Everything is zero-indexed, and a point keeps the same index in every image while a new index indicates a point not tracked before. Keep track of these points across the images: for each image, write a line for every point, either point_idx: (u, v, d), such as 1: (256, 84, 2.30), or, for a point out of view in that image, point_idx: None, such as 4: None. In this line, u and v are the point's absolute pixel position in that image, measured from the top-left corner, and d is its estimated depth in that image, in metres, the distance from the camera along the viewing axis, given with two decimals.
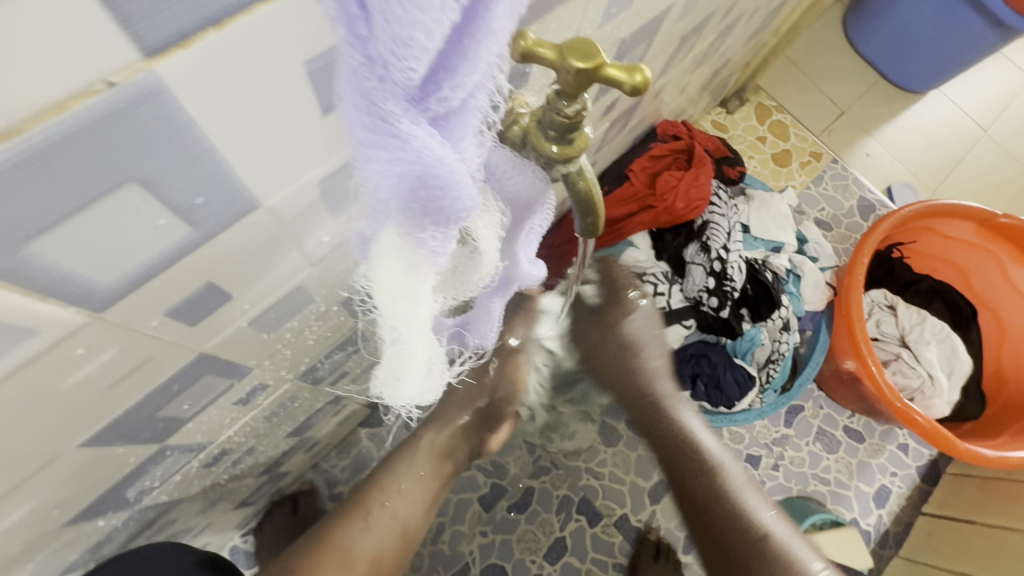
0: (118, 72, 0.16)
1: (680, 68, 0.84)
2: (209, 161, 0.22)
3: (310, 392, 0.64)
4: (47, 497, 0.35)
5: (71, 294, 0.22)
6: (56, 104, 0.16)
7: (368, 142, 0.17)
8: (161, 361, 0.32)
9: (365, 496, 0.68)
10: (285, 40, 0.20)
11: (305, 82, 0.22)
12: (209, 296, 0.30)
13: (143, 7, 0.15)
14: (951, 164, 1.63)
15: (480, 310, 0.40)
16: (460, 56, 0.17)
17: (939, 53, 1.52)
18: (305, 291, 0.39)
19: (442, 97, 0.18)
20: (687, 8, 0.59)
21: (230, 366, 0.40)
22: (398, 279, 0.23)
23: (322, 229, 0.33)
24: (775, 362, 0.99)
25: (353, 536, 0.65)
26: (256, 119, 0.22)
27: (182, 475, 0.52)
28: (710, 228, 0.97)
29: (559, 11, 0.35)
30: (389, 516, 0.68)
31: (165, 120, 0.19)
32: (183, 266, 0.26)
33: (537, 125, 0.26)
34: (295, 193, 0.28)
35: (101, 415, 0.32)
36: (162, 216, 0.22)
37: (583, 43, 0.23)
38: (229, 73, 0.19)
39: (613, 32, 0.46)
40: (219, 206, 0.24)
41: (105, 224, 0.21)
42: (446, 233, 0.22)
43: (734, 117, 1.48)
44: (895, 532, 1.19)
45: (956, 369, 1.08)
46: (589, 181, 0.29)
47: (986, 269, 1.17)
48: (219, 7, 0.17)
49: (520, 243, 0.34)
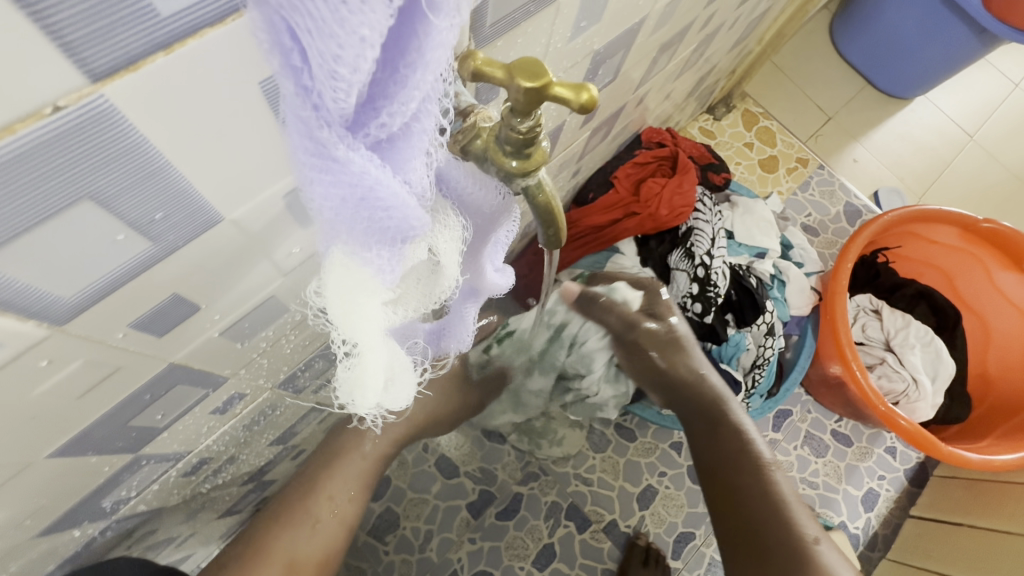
0: (66, 96, 0.17)
1: (663, 76, 0.85)
2: (166, 179, 0.22)
3: (291, 401, 0.64)
4: (17, 507, 0.35)
5: (30, 307, 0.23)
6: (3, 127, 0.16)
7: (308, 165, 0.18)
8: (129, 372, 0.32)
9: (301, 496, 0.58)
10: (237, 62, 0.20)
11: (260, 101, 0.23)
12: (177, 308, 0.31)
13: (87, 33, 0.16)
14: (937, 169, 1.65)
15: (454, 315, 0.41)
16: (397, 85, 0.18)
17: (923, 60, 1.54)
18: (278, 301, 0.40)
19: (382, 123, 0.18)
20: (663, 19, 0.60)
21: (205, 375, 0.41)
22: (348, 295, 0.23)
23: (291, 241, 0.34)
24: (760, 367, 0.99)
25: (299, 542, 0.56)
26: (212, 137, 0.22)
27: (160, 484, 0.52)
28: (694, 234, 0.98)
29: (525, 26, 0.36)
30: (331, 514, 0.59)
31: (117, 140, 0.19)
32: (147, 278, 0.27)
33: (494, 140, 0.27)
34: (259, 206, 0.29)
35: (69, 426, 0.32)
36: (120, 232, 0.23)
37: (533, 63, 0.23)
38: (180, 94, 0.20)
39: (585, 44, 0.47)
40: (179, 221, 0.25)
41: (62, 240, 0.21)
42: (394, 253, 0.22)
43: (721, 124, 1.49)
44: (883, 535, 1.20)
45: (941, 373, 1.09)
46: (549, 194, 0.30)
47: (970, 273, 1.18)
48: (165, 31, 0.18)
49: (485, 254, 0.35)
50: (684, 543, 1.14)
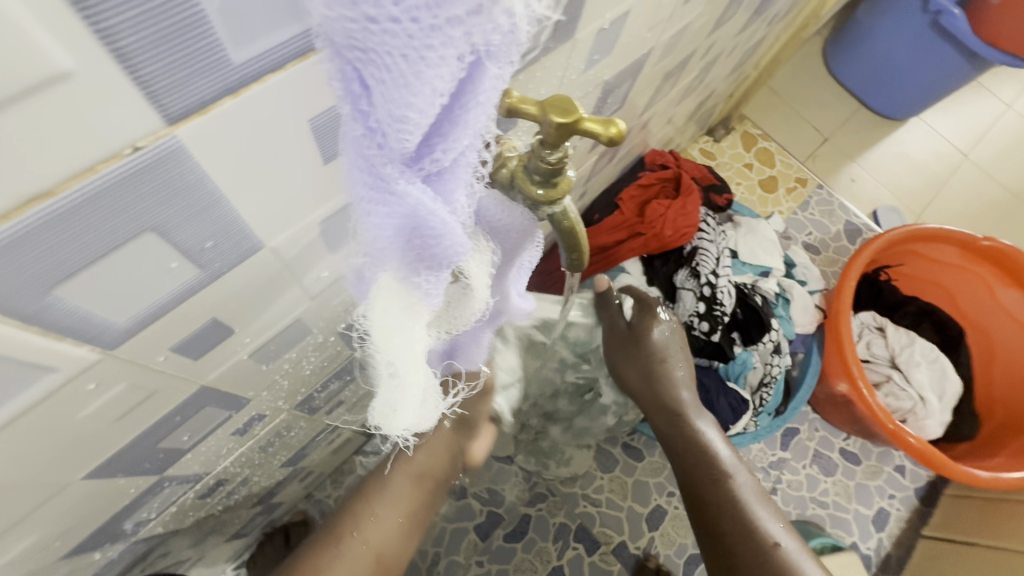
0: (143, 138, 0.18)
1: (666, 101, 0.87)
2: (220, 210, 0.24)
3: (305, 421, 0.64)
4: (45, 530, 0.35)
5: (88, 334, 0.24)
6: (87, 167, 0.17)
7: (367, 198, 0.19)
8: (164, 395, 0.33)
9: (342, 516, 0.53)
10: (294, 103, 0.22)
11: (309, 137, 0.24)
12: (213, 331, 0.32)
13: (169, 83, 0.17)
14: (933, 188, 1.68)
15: (470, 339, 0.42)
16: (452, 125, 0.19)
17: (917, 83, 1.57)
18: (303, 323, 0.41)
19: (436, 158, 0.20)
20: (668, 49, 0.63)
21: (230, 397, 0.41)
22: (395, 318, 0.25)
23: (321, 265, 0.35)
24: (768, 385, 0.99)
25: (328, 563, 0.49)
26: (263, 170, 0.24)
27: (178, 506, 0.52)
28: (698, 253, 0.99)
29: (544, 61, 0.38)
30: (361, 547, 0.50)
31: (183, 176, 0.21)
32: (191, 303, 0.28)
33: (523, 170, 0.28)
34: (297, 232, 0.30)
35: (103, 449, 0.33)
36: (174, 260, 0.24)
37: (564, 101, 0.25)
38: (240, 134, 0.21)
39: (596, 75, 0.49)
40: (226, 248, 0.26)
41: (123, 270, 0.22)
42: (439, 276, 0.24)
43: (721, 145, 1.53)
44: (896, 556, 1.18)
45: (948, 390, 1.09)
46: (573, 221, 0.31)
47: (974, 290, 1.18)
48: (235, 78, 0.19)
49: (509, 278, 0.36)
50: (694, 564, 1.13)
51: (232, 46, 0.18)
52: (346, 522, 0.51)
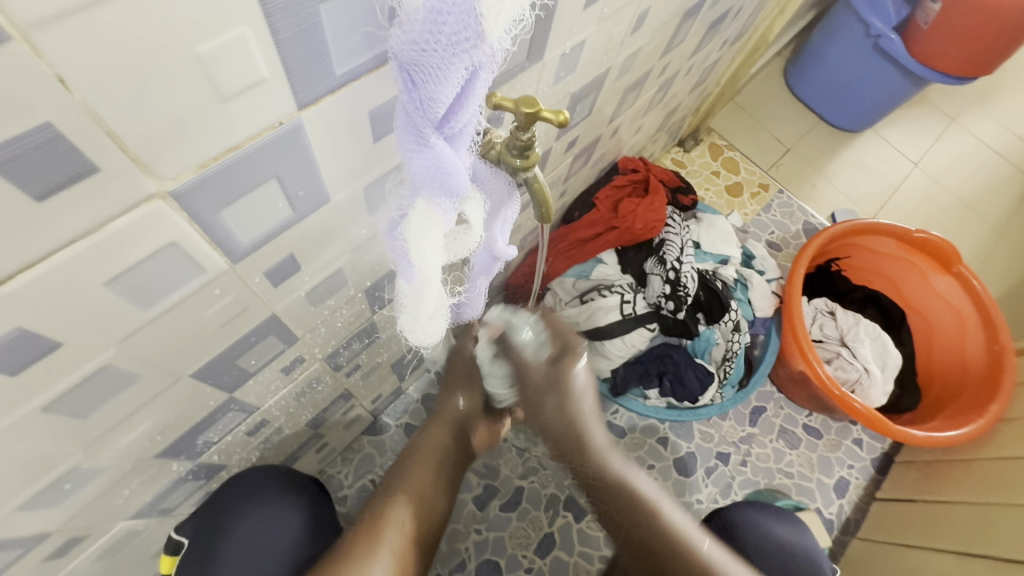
0: (285, 116, 0.32)
1: (632, 112, 1.02)
2: (313, 169, 0.37)
3: (331, 378, 0.77)
4: (157, 421, 0.48)
5: (227, 248, 0.37)
6: (256, 132, 0.31)
7: (412, 148, 0.32)
8: (251, 313, 0.46)
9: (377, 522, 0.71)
10: (364, 99, 0.35)
11: (368, 123, 0.38)
12: (289, 265, 0.45)
13: (305, 84, 0.31)
14: (886, 193, 1.85)
15: (471, 287, 0.56)
16: (460, 106, 0.32)
17: (865, 99, 1.76)
18: (343, 273, 0.54)
19: (452, 125, 0.33)
20: (625, 69, 0.78)
21: (286, 331, 0.54)
22: (422, 232, 0.37)
23: (361, 223, 0.49)
24: (730, 360, 1.13)
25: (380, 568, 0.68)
26: (339, 144, 0.37)
27: (233, 436, 0.64)
28: (665, 244, 1.14)
29: (522, 76, 0.52)
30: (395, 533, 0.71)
31: (299, 142, 0.34)
32: (282, 238, 0.41)
33: (506, 148, 0.42)
34: (351, 192, 0.43)
35: (205, 353, 0.45)
36: (281, 202, 0.37)
37: (529, 98, 0.39)
38: (331, 118, 0.35)
39: (565, 88, 0.63)
40: (310, 198, 0.40)
41: (255, 204, 0.35)
42: (452, 202, 0.36)
43: (691, 155, 1.69)
44: (855, 518, 1.30)
45: (889, 363, 1.23)
46: (541, 184, 0.45)
47: (911, 277, 1.34)
48: (336, 83, 0.33)
49: (497, 228, 0.49)
50: None
51: (338, 65, 0.32)
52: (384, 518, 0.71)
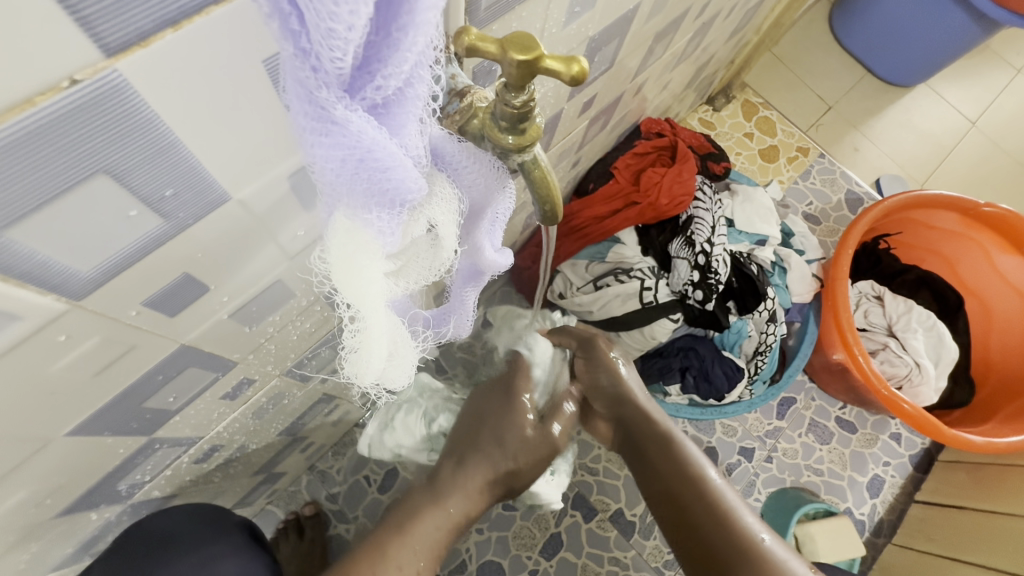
0: (81, 71, 0.18)
1: (660, 65, 0.85)
2: (177, 155, 0.23)
3: (299, 390, 0.64)
4: (37, 484, 0.37)
5: (51, 281, 0.24)
6: (23, 100, 0.17)
7: (308, 128, 0.18)
8: (144, 351, 0.33)
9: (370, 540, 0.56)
10: (243, 40, 0.21)
11: (263, 80, 0.24)
12: (187, 287, 0.32)
13: (102, 9, 0.17)
14: (939, 156, 1.64)
15: (455, 299, 0.42)
16: (390, 49, 0.18)
17: (923, 47, 1.53)
18: (284, 285, 0.40)
19: (378, 86, 0.18)
20: (657, 6, 0.61)
21: (215, 359, 0.42)
22: (351, 259, 0.23)
23: (297, 223, 0.35)
24: (763, 354, 1.00)
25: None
26: (219, 114, 0.23)
27: (173, 470, 0.53)
28: (694, 222, 0.99)
29: (519, 10, 0.37)
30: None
31: (130, 114, 0.20)
32: (159, 257, 0.28)
33: (490, 118, 0.27)
34: (265, 185, 0.29)
35: (82, 406, 0.33)
36: (133, 208, 0.24)
37: (523, 37, 0.24)
38: (185, 71, 0.21)
39: (579, 30, 0.48)
40: (189, 198, 0.26)
41: (78, 214, 0.22)
42: (394, 213, 0.22)
43: (721, 115, 1.50)
44: (889, 520, 1.19)
45: (944, 357, 1.09)
46: (544, 170, 0.31)
47: (972, 257, 1.18)
48: (174, 8, 0.19)
49: (482, 230, 0.35)
50: None
51: None
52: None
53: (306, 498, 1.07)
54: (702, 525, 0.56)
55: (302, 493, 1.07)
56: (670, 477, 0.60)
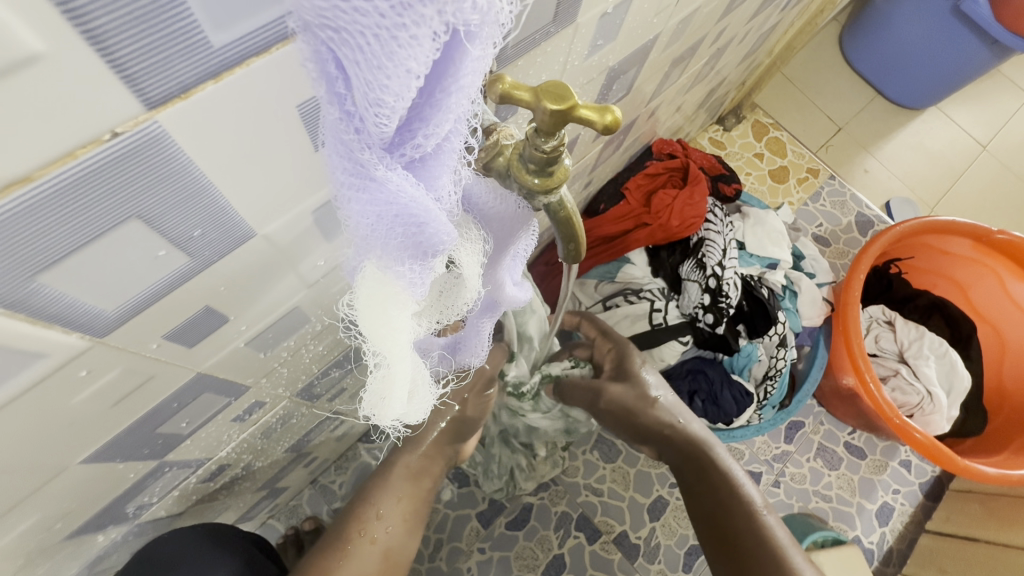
0: (123, 123, 0.18)
1: (675, 88, 0.85)
2: (207, 197, 0.23)
3: (307, 410, 0.63)
4: (48, 510, 0.36)
5: (76, 320, 0.24)
6: (65, 153, 0.17)
7: (347, 184, 0.18)
8: (160, 381, 0.33)
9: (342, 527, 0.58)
10: (283, 87, 0.21)
11: (297, 123, 0.24)
12: (207, 319, 0.32)
13: (148, 66, 0.17)
14: (950, 179, 1.63)
15: (470, 329, 0.41)
16: (432, 108, 0.18)
17: (935, 71, 1.52)
18: (302, 311, 0.40)
19: (417, 144, 0.18)
20: (676, 35, 0.61)
21: (229, 385, 0.41)
22: (379, 306, 0.23)
23: (317, 254, 0.35)
24: (773, 379, 0.99)
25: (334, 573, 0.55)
26: (254, 155, 0.23)
27: (180, 490, 0.53)
28: (705, 245, 0.98)
29: (545, 46, 0.37)
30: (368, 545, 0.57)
31: (166, 162, 0.20)
32: (181, 292, 0.28)
33: (517, 159, 0.27)
34: (291, 221, 0.29)
35: (99, 434, 0.33)
36: (162, 248, 0.24)
37: (558, 86, 0.24)
38: (225, 117, 0.21)
39: (601, 61, 0.48)
40: (216, 236, 0.26)
41: (107, 256, 0.22)
42: (424, 264, 0.22)
43: (731, 135, 1.50)
44: (898, 549, 1.17)
45: (956, 387, 1.07)
46: (569, 211, 0.30)
47: (985, 283, 1.17)
48: (217, 61, 0.19)
49: (504, 266, 0.35)
50: (695, 556, 1.08)
51: (211, 28, 0.18)
52: (352, 525, 0.57)
53: (308, 512, 1.06)
54: (748, 551, 0.60)
55: (304, 506, 1.06)
56: (715, 501, 0.63)
